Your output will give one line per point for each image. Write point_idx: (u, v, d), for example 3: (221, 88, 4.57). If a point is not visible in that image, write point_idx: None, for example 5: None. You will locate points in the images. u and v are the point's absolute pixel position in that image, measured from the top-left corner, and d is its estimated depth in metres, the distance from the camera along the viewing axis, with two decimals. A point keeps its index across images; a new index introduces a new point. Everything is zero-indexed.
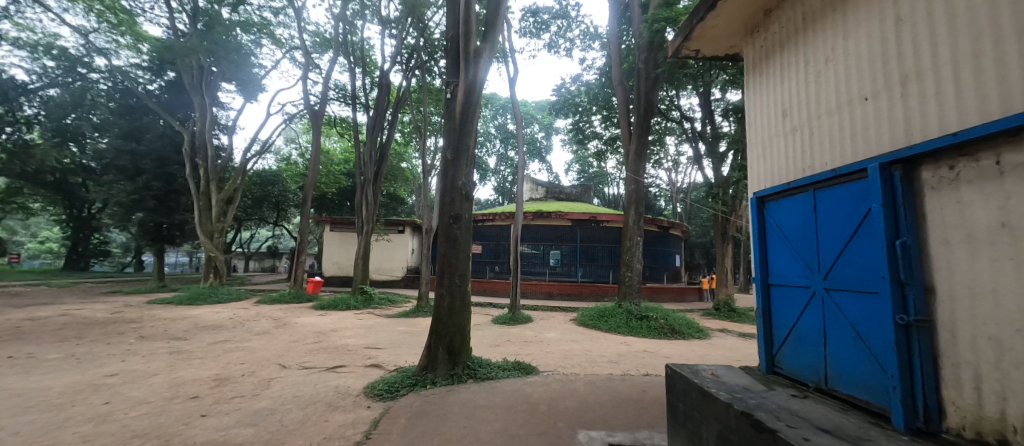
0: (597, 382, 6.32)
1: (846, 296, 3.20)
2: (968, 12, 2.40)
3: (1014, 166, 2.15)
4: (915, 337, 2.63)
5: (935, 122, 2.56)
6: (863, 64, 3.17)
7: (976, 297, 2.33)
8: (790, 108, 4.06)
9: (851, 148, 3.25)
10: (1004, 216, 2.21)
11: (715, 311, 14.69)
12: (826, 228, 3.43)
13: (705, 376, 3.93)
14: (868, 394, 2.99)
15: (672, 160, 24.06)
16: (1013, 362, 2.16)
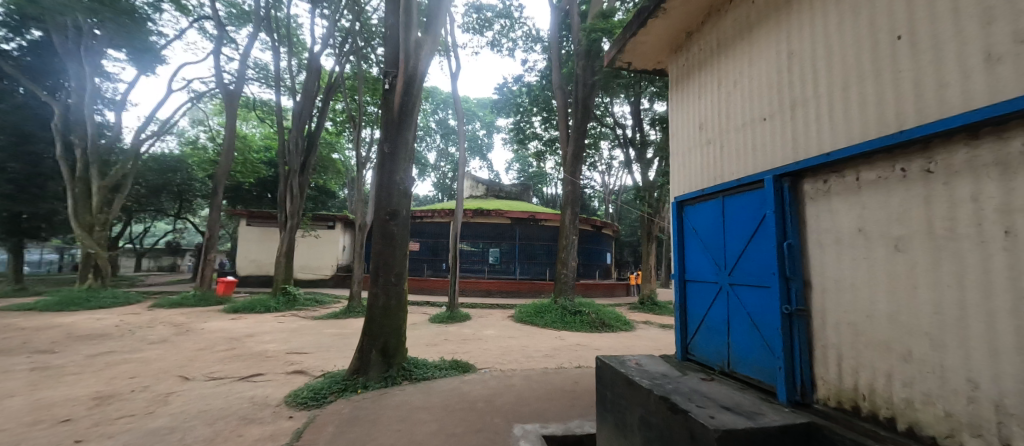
0: (533, 376, 6.57)
1: (746, 290, 3.68)
2: (841, 53, 2.90)
3: (869, 182, 2.66)
4: (796, 323, 3.13)
5: (816, 143, 3.06)
6: (764, 89, 3.66)
7: (841, 289, 2.83)
8: (705, 123, 4.55)
9: (753, 161, 3.73)
10: (860, 223, 2.72)
11: (640, 304, 15.89)
12: (731, 230, 3.91)
13: (630, 365, 4.28)
14: (760, 374, 3.48)
15: (606, 163, 25.42)
16: (864, 342, 2.67)
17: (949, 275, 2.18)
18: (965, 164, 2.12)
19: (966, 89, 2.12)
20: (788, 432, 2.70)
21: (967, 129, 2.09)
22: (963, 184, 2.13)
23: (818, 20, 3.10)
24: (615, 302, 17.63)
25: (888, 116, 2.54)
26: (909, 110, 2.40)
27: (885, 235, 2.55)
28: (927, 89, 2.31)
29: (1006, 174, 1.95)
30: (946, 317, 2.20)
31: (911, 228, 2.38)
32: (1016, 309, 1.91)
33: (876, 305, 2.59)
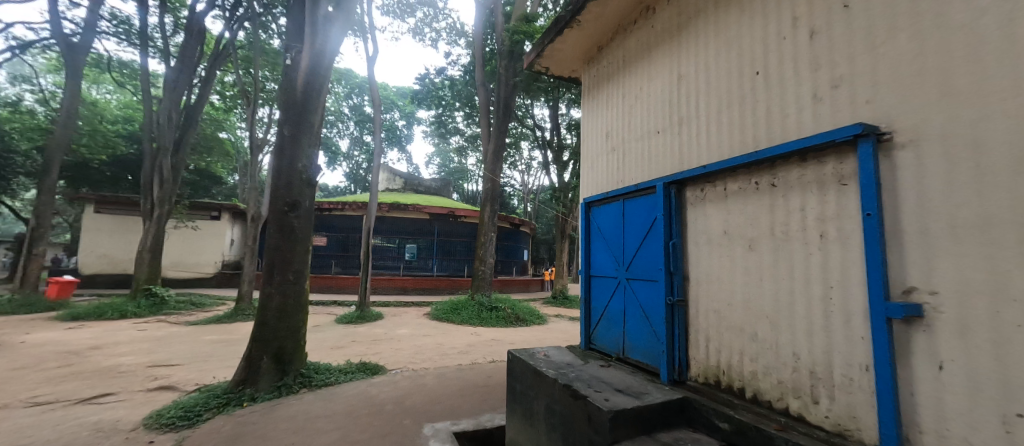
0: (446, 374, 6.53)
1: (639, 284, 4.10)
2: (716, 80, 3.38)
3: (732, 191, 3.16)
4: (677, 313, 3.59)
5: (696, 157, 3.53)
6: (658, 105, 4.11)
7: (710, 282, 3.32)
8: (611, 132, 4.95)
9: (648, 168, 4.17)
10: (726, 226, 3.22)
11: (553, 299, 16.69)
12: (629, 230, 4.33)
13: (539, 357, 4.50)
14: (648, 358, 3.93)
15: (526, 163, 26.10)
16: (725, 326, 3.17)
17: (785, 270, 2.70)
18: (799, 181, 2.63)
19: (800, 121, 2.64)
20: (668, 408, 3.09)
21: (800, 152, 2.60)
22: (796, 196, 2.65)
23: (701, 50, 3.57)
24: (530, 297, 18.30)
25: (747, 138, 3.04)
26: (763, 134, 2.91)
27: (743, 236, 3.05)
28: (775, 118, 2.83)
29: (822, 190, 2.48)
30: (781, 303, 2.72)
31: (761, 231, 2.89)
32: (825, 296, 2.45)
33: (735, 295, 3.09)
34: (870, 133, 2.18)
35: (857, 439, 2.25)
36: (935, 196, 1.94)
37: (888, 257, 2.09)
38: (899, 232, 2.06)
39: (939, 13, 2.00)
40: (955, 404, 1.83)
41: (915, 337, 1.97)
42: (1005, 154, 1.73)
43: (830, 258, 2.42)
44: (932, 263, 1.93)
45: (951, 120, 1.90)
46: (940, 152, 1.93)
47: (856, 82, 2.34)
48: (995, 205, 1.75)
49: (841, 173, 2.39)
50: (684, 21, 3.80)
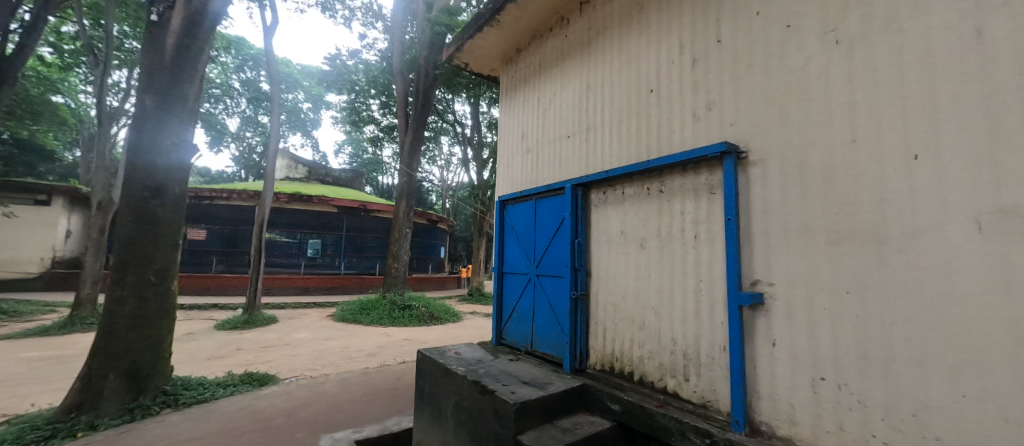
0: (350, 378, 6.13)
1: (547, 280, 4.29)
2: (619, 93, 3.69)
3: (629, 195, 3.48)
4: (579, 306, 3.84)
5: (600, 162, 3.82)
6: (569, 111, 4.34)
7: (609, 278, 3.62)
8: (526, 133, 5.11)
9: (559, 171, 4.39)
10: (623, 227, 3.54)
11: (469, 296, 16.63)
12: (539, 228, 4.51)
13: (449, 355, 4.47)
14: (553, 350, 4.14)
15: (445, 158, 25.54)
16: (620, 317, 3.48)
17: (668, 266, 3.07)
18: (680, 188, 3.01)
19: (683, 136, 3.02)
20: (568, 396, 3.30)
21: (682, 164, 2.98)
22: (678, 202, 3.02)
23: (607, 64, 3.86)
24: (445, 294, 18.02)
25: (642, 148, 3.38)
26: (654, 145, 3.26)
27: (636, 236, 3.38)
28: (663, 132, 3.19)
29: (698, 197, 2.87)
30: (664, 295, 3.09)
31: (651, 232, 3.24)
32: (696, 288, 2.84)
33: (628, 289, 3.42)
34: (733, 151, 2.57)
35: (716, 408, 2.65)
36: (774, 206, 2.37)
37: (742, 255, 2.50)
38: (750, 234, 2.47)
39: (782, 56, 2.45)
40: (783, 373, 2.26)
41: (758, 321, 2.39)
42: (820, 173, 2.19)
43: (701, 256, 2.82)
44: (771, 260, 2.36)
45: (787, 144, 2.35)
46: (779, 170, 2.37)
47: (724, 107, 2.75)
48: (813, 215, 2.20)
49: (712, 183, 2.79)
50: (594, 35, 4.08)
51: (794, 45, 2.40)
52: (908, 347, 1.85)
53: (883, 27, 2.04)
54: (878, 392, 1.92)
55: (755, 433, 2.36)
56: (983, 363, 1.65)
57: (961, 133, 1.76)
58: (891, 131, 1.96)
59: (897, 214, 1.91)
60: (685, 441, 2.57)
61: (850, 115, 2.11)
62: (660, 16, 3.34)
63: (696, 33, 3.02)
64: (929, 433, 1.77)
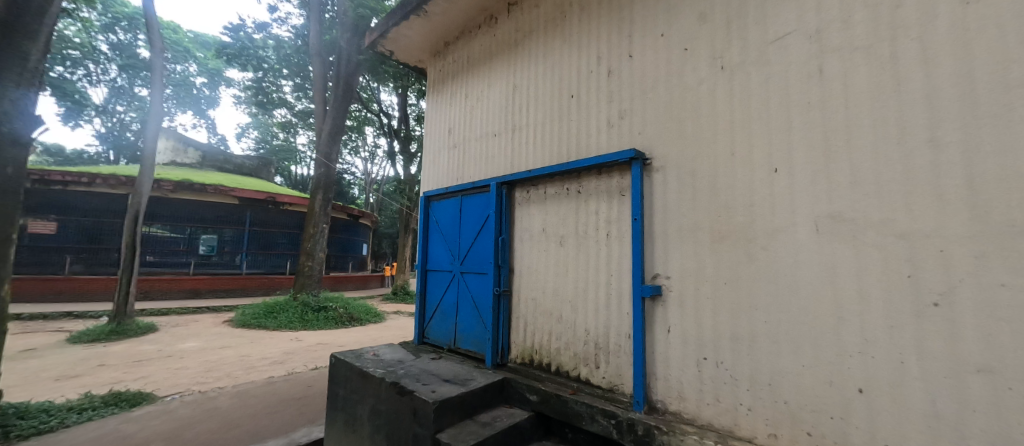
0: (251, 390, 5.54)
1: (471, 277, 4.31)
2: (542, 97, 3.83)
3: (550, 195, 3.64)
4: (502, 302, 3.92)
5: (524, 162, 3.93)
6: (496, 110, 4.39)
7: (530, 274, 3.76)
8: (452, 128, 5.06)
9: (485, 168, 4.42)
10: (544, 225, 3.69)
11: (393, 294, 15.91)
12: (464, 225, 4.49)
13: (367, 357, 4.27)
14: (476, 346, 4.17)
15: (369, 149, 24.09)
16: (540, 311, 3.63)
17: (584, 262, 3.28)
18: (595, 189, 3.23)
19: (599, 141, 3.24)
20: (489, 390, 3.36)
21: (596, 167, 3.20)
22: (593, 203, 3.25)
23: (532, 67, 3.99)
24: (366, 294, 17.06)
25: (562, 150, 3.56)
26: (573, 148, 3.46)
27: (556, 234, 3.55)
28: (581, 137, 3.40)
29: (610, 199, 3.11)
30: (579, 289, 3.29)
31: (569, 230, 3.44)
32: (607, 282, 3.08)
33: (547, 284, 3.59)
34: (640, 157, 2.84)
35: (621, 391, 2.91)
36: (672, 208, 2.67)
37: (645, 252, 2.77)
38: (652, 233, 2.76)
39: (680, 74, 2.76)
40: (675, 355, 2.56)
41: (657, 310, 2.68)
42: (707, 180, 2.52)
43: (612, 252, 3.06)
44: (668, 256, 2.66)
45: (683, 154, 2.66)
46: (676, 177, 2.67)
47: (633, 117, 3.01)
48: (701, 217, 2.52)
49: (622, 186, 3.04)
50: (521, 37, 4.19)
51: (689, 66, 2.72)
52: (766, 327, 2.21)
53: (755, 59, 2.41)
54: (746, 367, 2.26)
55: (652, 410, 2.64)
56: (816, 338, 2.04)
57: (806, 151, 2.15)
58: (759, 146, 2.33)
59: (762, 216, 2.27)
60: (594, 424, 2.78)
61: (730, 131, 2.46)
62: (581, 26, 3.55)
63: (611, 46, 3.27)
64: (780, 398, 2.14)
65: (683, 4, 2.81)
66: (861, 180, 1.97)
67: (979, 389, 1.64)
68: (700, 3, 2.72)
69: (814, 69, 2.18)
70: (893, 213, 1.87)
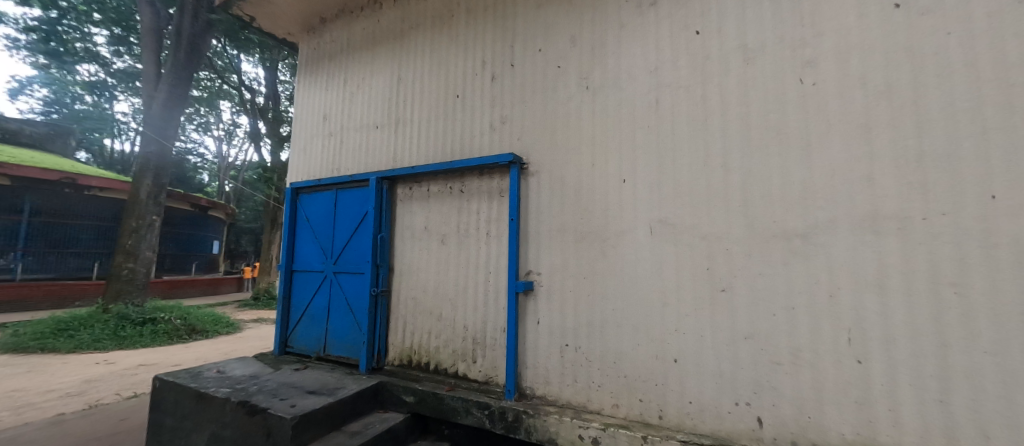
0: (27, 434, 4.20)
1: (345, 277, 4.00)
2: (429, 92, 3.77)
3: (433, 193, 3.61)
4: (379, 303, 3.72)
5: (409, 157, 3.82)
6: (379, 101, 4.16)
7: (411, 273, 3.66)
8: (327, 115, 4.62)
9: (365, 161, 4.15)
10: (426, 223, 3.64)
11: (253, 300, 13.25)
12: (339, 221, 4.14)
13: (209, 376, 3.62)
14: (350, 352, 3.90)
15: (224, 128, 20.23)
16: (420, 310, 3.57)
17: (464, 260, 3.35)
18: (478, 189, 3.33)
19: (481, 143, 3.35)
20: (361, 397, 3.17)
21: (479, 168, 3.30)
22: (475, 202, 3.34)
23: (418, 62, 3.91)
24: (217, 301, 14.13)
25: (446, 148, 3.57)
26: (457, 147, 3.50)
27: (438, 232, 3.54)
28: (465, 137, 3.46)
29: (491, 199, 3.25)
30: (459, 286, 3.35)
31: (451, 228, 3.46)
32: (485, 280, 3.21)
33: (428, 283, 3.55)
34: (518, 161, 3.03)
35: (495, 382, 3.07)
36: (544, 210, 2.93)
37: (520, 250, 2.97)
38: (527, 233, 2.97)
39: (554, 89, 3.04)
40: (542, 344, 2.81)
41: (529, 304, 2.90)
42: (573, 186, 2.83)
43: (491, 250, 3.20)
44: (540, 254, 2.90)
45: (555, 161, 2.94)
46: (548, 182, 2.94)
47: (512, 123, 3.20)
48: (566, 219, 2.83)
49: (502, 188, 3.20)
50: (407, 28, 4.06)
51: (562, 83, 3.01)
52: (614, 315, 2.58)
53: (612, 84, 2.80)
54: (597, 349, 2.62)
55: (521, 396, 2.84)
56: (648, 321, 2.47)
57: (646, 167, 2.59)
58: (613, 160, 2.71)
59: (612, 220, 2.66)
60: (469, 416, 2.87)
61: (591, 145, 2.81)
62: (468, 29, 3.61)
63: (495, 53, 3.41)
64: (621, 373, 2.53)
65: (558, 25, 3.10)
66: (681, 192, 2.46)
67: (747, 352, 2.19)
68: (571, 27, 3.04)
69: (652, 99, 2.64)
70: (700, 219, 2.38)
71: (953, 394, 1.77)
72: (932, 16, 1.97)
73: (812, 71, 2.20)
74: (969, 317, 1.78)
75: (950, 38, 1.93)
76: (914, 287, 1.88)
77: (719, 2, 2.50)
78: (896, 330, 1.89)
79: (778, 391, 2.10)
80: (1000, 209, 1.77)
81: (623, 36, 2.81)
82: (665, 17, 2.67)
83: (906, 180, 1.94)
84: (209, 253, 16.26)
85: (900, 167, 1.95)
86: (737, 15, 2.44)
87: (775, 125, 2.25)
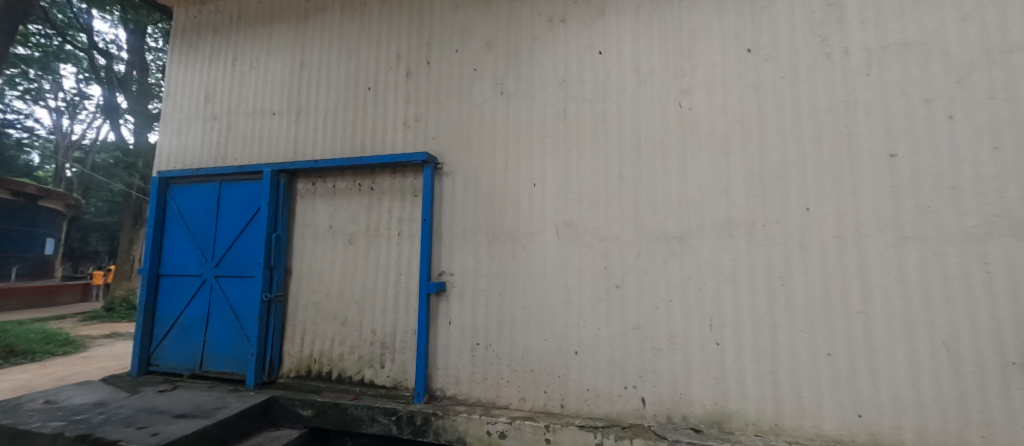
0: None
1: (229, 282, 3.53)
2: (336, 82, 3.53)
3: (340, 190, 3.38)
4: (273, 310, 3.35)
5: (312, 150, 3.52)
6: (276, 85, 3.77)
7: (312, 275, 3.38)
8: (210, 96, 4.02)
9: (258, 152, 3.71)
10: (331, 221, 3.39)
11: (105, 312, 10.63)
12: (224, 217, 3.63)
13: (33, 408, 2.91)
14: (235, 366, 3.45)
15: (64, 99, 16.32)
16: (321, 316, 3.31)
17: (373, 261, 3.20)
18: (389, 187, 3.21)
19: (394, 139, 3.24)
20: (247, 414, 2.83)
21: (391, 165, 3.18)
22: (386, 201, 3.22)
23: (325, 47, 3.62)
24: (50, 314, 11.22)
25: (356, 143, 3.37)
26: (368, 143, 3.33)
27: (344, 231, 3.32)
28: (377, 133, 3.31)
29: (403, 199, 3.16)
30: (367, 289, 3.19)
31: (360, 227, 3.28)
32: (396, 281, 3.11)
33: (332, 286, 3.31)
34: (432, 161, 2.98)
35: (404, 387, 2.99)
36: (458, 210, 2.94)
37: (433, 251, 2.93)
38: (440, 233, 2.95)
39: (469, 92, 3.07)
40: (453, 344, 2.82)
41: (440, 305, 2.88)
42: (487, 188, 2.89)
43: (403, 251, 3.11)
44: (453, 255, 2.90)
45: (469, 162, 2.97)
46: (462, 183, 2.96)
47: (427, 122, 3.15)
48: (478, 220, 2.88)
49: (416, 187, 3.13)
50: (312, 9, 3.74)
51: (477, 86, 3.06)
52: (523, 312, 2.70)
53: (524, 92, 2.93)
54: (506, 346, 2.71)
55: (431, 398, 2.81)
56: (552, 317, 2.63)
57: (554, 172, 2.76)
58: (524, 164, 2.83)
59: (522, 221, 2.78)
60: (374, 424, 2.75)
61: (504, 148, 2.90)
62: (382, 19, 3.46)
63: (410, 49, 3.32)
64: (528, 367, 2.65)
65: (475, 28, 3.14)
66: (583, 197, 2.67)
67: (635, 340, 2.46)
68: (487, 32, 3.10)
69: (561, 109, 2.82)
70: (599, 223, 2.62)
71: (779, 365, 2.22)
72: (772, 62, 2.45)
73: (688, 97, 2.57)
74: (791, 303, 2.25)
75: (782, 81, 2.42)
76: (756, 281, 2.31)
77: (617, 28, 2.78)
78: (743, 316, 2.31)
79: (658, 374, 2.40)
80: (812, 218, 2.27)
81: (536, 47, 2.96)
82: (572, 34, 2.89)
83: (752, 193, 2.38)
84: (40, 253, 12.97)
85: (748, 183, 2.39)
86: (632, 41, 2.74)
87: (660, 141, 2.58)
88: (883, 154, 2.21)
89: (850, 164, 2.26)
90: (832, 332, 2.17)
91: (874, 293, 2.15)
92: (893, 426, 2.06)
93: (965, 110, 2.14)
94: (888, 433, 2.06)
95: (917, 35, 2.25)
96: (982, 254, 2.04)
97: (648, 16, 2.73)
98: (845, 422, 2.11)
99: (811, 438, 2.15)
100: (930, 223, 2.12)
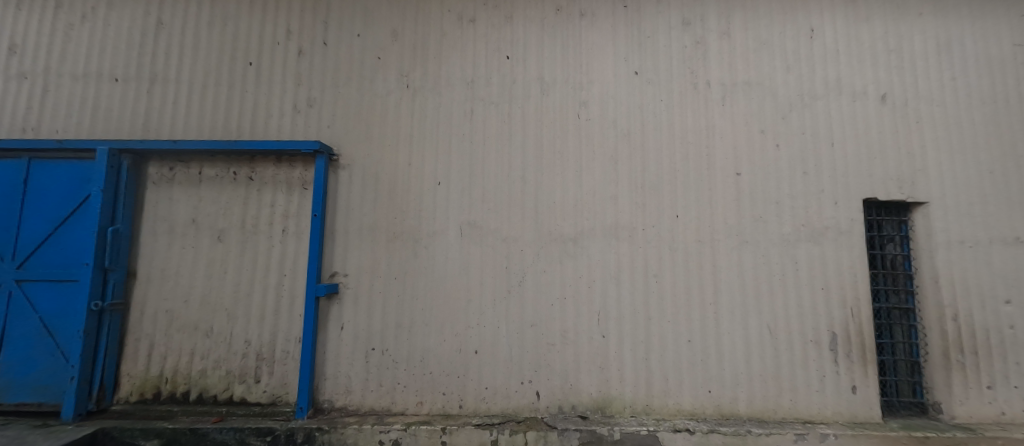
0: None
1: (38, 288, 2.74)
2: (207, 51, 3.01)
3: (208, 178, 2.88)
4: (106, 322, 2.68)
5: (170, 129, 2.95)
6: (121, 46, 3.06)
7: (164, 277, 2.81)
8: (16, 48, 3.09)
9: (91, 125, 2.97)
10: (194, 213, 2.87)
11: None
12: (36, 206, 2.81)
13: None
14: (46, 394, 2.70)
15: None
16: (177, 326, 2.77)
17: (249, 261, 2.79)
18: (272, 178, 2.84)
19: (281, 124, 2.88)
20: None
21: (275, 153, 2.81)
22: (268, 193, 2.84)
23: (192, 9, 3.06)
24: None
25: (231, 124, 2.92)
26: (246, 126, 2.90)
27: (212, 227, 2.84)
28: (259, 115, 2.90)
29: (290, 191, 2.83)
30: (241, 293, 2.77)
31: (232, 222, 2.84)
32: (278, 284, 2.76)
33: (194, 290, 2.80)
34: (326, 151, 2.71)
35: (285, 401, 2.68)
36: (354, 206, 2.73)
37: (324, 250, 2.66)
38: (333, 230, 2.70)
39: (372, 81, 2.88)
40: (345, 350, 2.60)
41: (331, 309, 2.63)
42: (387, 184, 2.75)
43: (288, 250, 2.78)
44: (347, 254, 2.68)
45: (369, 156, 2.78)
46: (360, 178, 2.76)
47: (321, 108, 2.87)
48: (377, 217, 2.71)
49: (306, 178, 2.83)
50: None
51: (381, 75, 2.88)
52: (422, 313, 2.62)
53: (431, 88, 2.85)
54: (403, 349, 2.59)
55: (317, 412, 2.56)
56: (453, 316, 2.60)
57: (459, 172, 2.74)
58: (428, 162, 2.76)
59: (425, 220, 2.70)
60: None
61: (408, 144, 2.79)
62: None
63: (304, 24, 2.99)
64: (426, 370, 2.58)
65: (379, 14, 2.96)
66: (487, 197, 2.70)
67: (531, 337, 2.57)
68: (392, 20, 2.95)
69: (467, 109, 2.82)
70: (501, 223, 2.67)
71: (652, 353, 2.53)
72: (653, 86, 2.78)
73: (585, 109, 2.77)
74: (662, 299, 2.57)
75: (660, 103, 2.76)
76: (635, 280, 2.59)
77: (524, 36, 2.89)
78: (625, 311, 2.56)
79: (551, 368, 2.54)
80: (679, 224, 2.64)
81: (445, 43, 2.91)
82: (481, 36, 2.91)
83: (635, 201, 2.66)
84: None
85: (632, 191, 2.67)
86: (537, 51, 2.86)
87: (559, 149, 2.74)
88: (732, 173, 2.67)
89: (708, 180, 2.67)
90: (691, 323, 2.54)
91: (722, 289, 2.57)
92: (732, 398, 2.48)
93: (786, 142, 2.69)
94: (729, 403, 2.48)
95: (756, 78, 2.77)
96: (794, 256, 2.59)
97: (553, 29, 2.89)
98: (698, 397, 2.49)
99: (673, 414, 2.48)
100: (762, 231, 2.62)
